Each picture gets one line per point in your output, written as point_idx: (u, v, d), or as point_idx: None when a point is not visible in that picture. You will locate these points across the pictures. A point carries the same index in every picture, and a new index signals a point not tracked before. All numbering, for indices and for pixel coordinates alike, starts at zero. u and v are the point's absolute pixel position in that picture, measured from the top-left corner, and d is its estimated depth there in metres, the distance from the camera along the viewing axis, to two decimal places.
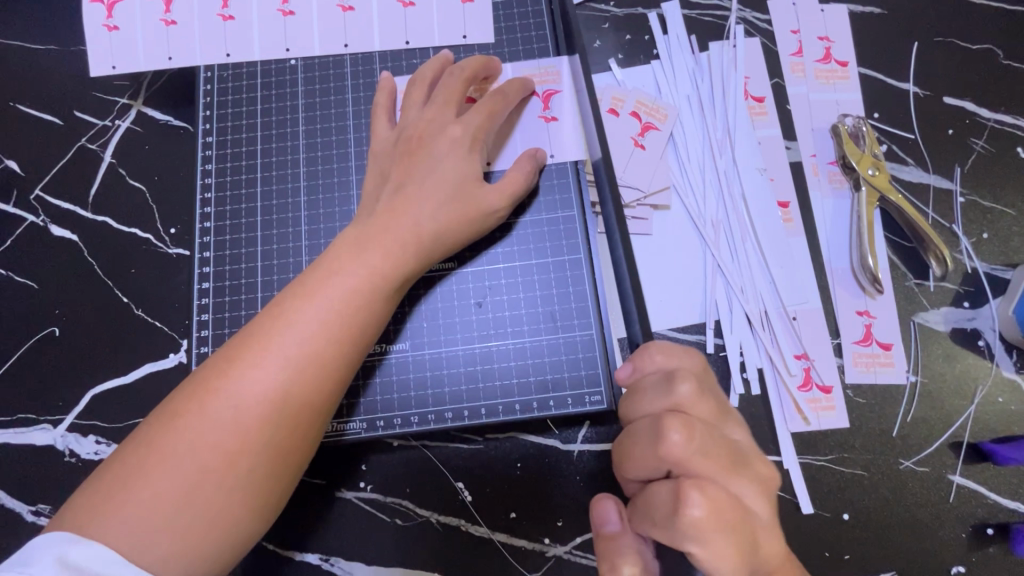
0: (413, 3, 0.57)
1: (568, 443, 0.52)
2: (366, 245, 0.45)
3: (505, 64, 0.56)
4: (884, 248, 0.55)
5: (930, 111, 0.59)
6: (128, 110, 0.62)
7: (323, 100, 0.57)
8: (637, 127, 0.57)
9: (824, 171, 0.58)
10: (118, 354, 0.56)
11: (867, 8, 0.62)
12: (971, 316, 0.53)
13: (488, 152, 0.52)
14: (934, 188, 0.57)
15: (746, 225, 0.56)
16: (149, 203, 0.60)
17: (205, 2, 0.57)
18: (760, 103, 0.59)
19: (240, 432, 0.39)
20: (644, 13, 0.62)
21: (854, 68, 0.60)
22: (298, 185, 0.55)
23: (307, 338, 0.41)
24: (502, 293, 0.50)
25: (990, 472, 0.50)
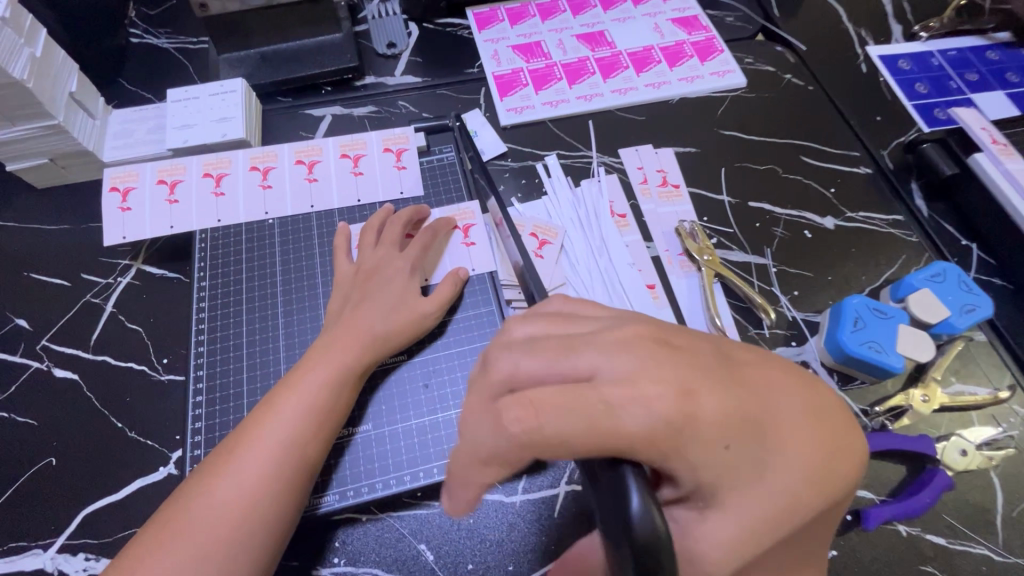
0: (362, 172, 0.78)
1: (510, 495, 0.63)
2: (332, 346, 0.59)
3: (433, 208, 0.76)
4: (728, 310, 0.74)
5: (741, 212, 0.83)
6: (129, 268, 0.77)
7: (294, 246, 0.74)
8: (535, 243, 0.77)
9: (676, 260, 0.78)
10: (110, 474, 0.64)
11: (686, 149, 0.89)
12: (799, 351, 0.71)
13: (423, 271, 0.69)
14: (755, 265, 0.78)
15: (626, 304, 0.74)
16: (145, 340, 0.72)
17: (202, 184, 0.76)
18: (623, 217, 0.81)
19: (239, 504, 0.49)
20: (533, 164, 0.86)
21: (685, 189, 0.85)
22: (276, 311, 0.70)
23: (290, 423, 0.53)
24: (444, 374, 0.64)
25: None
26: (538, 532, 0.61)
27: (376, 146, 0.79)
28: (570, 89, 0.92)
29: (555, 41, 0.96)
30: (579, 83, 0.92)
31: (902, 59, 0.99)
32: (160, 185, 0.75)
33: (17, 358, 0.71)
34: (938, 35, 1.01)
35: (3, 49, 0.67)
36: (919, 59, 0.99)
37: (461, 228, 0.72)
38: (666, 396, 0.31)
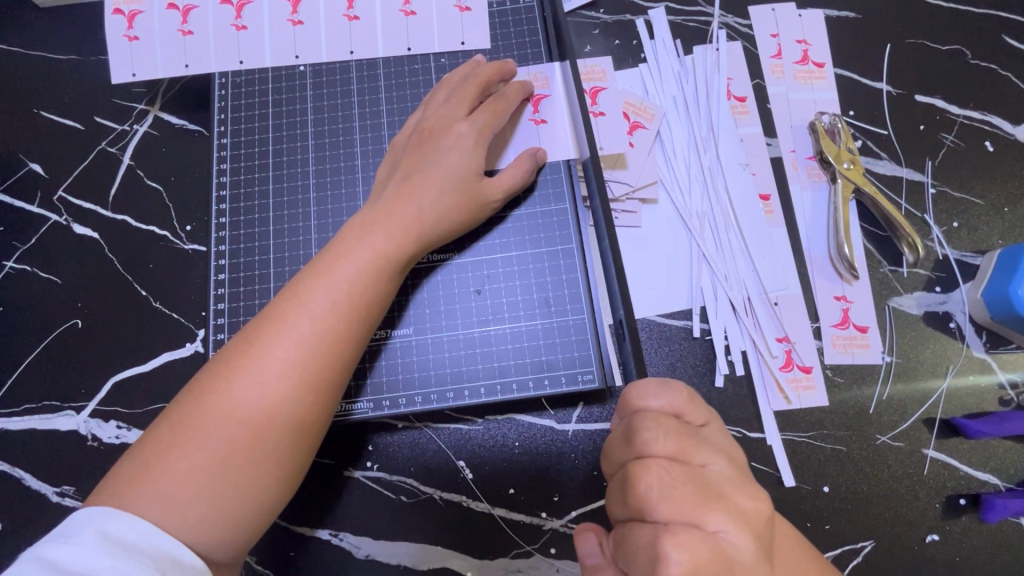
0: (414, 12, 0.60)
1: (562, 423, 0.55)
2: (372, 228, 0.48)
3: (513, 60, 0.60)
4: (861, 238, 0.58)
5: (902, 109, 0.62)
6: (146, 116, 0.66)
7: (330, 103, 0.61)
8: (626, 126, 0.61)
9: (803, 165, 0.61)
10: (138, 344, 0.60)
11: (842, 12, 0.65)
12: (943, 300, 0.56)
13: (495, 151, 0.56)
14: (907, 181, 0.60)
15: (730, 215, 0.59)
16: (166, 202, 0.64)
17: (220, 13, 0.61)
18: (742, 102, 0.63)
19: (263, 405, 0.42)
20: (632, 19, 0.66)
21: (831, 69, 0.64)
22: (308, 183, 0.59)
23: (319, 316, 0.45)
24: (500, 281, 0.54)
25: (962, 445, 0.52)
26: (591, 466, 0.54)
27: None
28: None
29: None
30: None
31: None
32: (171, 10, 0.61)
33: (34, 208, 0.64)
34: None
35: None
36: None
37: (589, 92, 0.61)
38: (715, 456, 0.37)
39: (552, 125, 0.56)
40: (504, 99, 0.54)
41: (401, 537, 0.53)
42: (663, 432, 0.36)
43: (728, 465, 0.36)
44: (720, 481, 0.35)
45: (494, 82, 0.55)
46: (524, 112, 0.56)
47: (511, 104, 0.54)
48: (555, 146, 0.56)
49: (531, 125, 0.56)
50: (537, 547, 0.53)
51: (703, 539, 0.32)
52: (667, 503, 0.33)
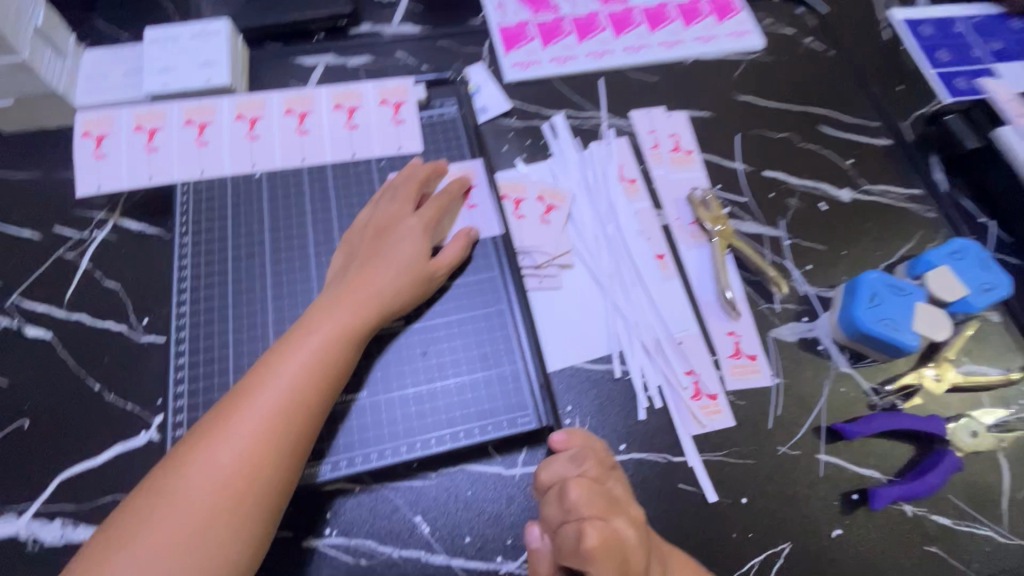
0: (357, 126, 0.72)
1: (509, 467, 0.60)
2: (336, 306, 0.55)
3: (454, 163, 0.72)
4: (740, 283, 0.71)
5: (756, 182, 0.79)
6: (105, 222, 0.71)
7: (284, 203, 0.69)
8: (542, 207, 0.73)
9: (687, 229, 0.75)
10: (88, 439, 0.61)
11: (700, 113, 0.84)
12: (810, 327, 0.69)
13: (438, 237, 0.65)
14: (768, 236, 0.75)
15: (634, 273, 0.71)
16: (123, 299, 0.68)
17: (185, 133, 0.70)
18: (633, 183, 0.77)
19: (240, 468, 0.46)
20: (539, 124, 0.81)
21: (698, 155, 0.80)
22: (265, 271, 0.66)
23: (291, 384, 0.50)
24: (442, 342, 0.61)
25: (845, 447, 0.62)
26: None
27: (371, 97, 0.73)
28: (579, 44, 0.87)
29: None
30: (590, 39, 0.87)
31: (924, 26, 0.96)
32: (137, 132, 0.70)
33: None
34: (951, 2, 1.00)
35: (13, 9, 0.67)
36: (942, 26, 0.96)
37: (513, 201, 0.73)
38: (622, 492, 0.47)
39: (480, 210, 0.68)
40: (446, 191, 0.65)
41: None
42: (589, 461, 0.48)
43: (622, 488, 0.48)
44: (620, 497, 0.47)
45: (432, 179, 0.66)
46: None
47: (452, 200, 0.66)
48: (483, 226, 0.67)
49: (465, 210, 0.68)
50: None
51: (609, 528, 0.42)
52: (586, 504, 0.44)
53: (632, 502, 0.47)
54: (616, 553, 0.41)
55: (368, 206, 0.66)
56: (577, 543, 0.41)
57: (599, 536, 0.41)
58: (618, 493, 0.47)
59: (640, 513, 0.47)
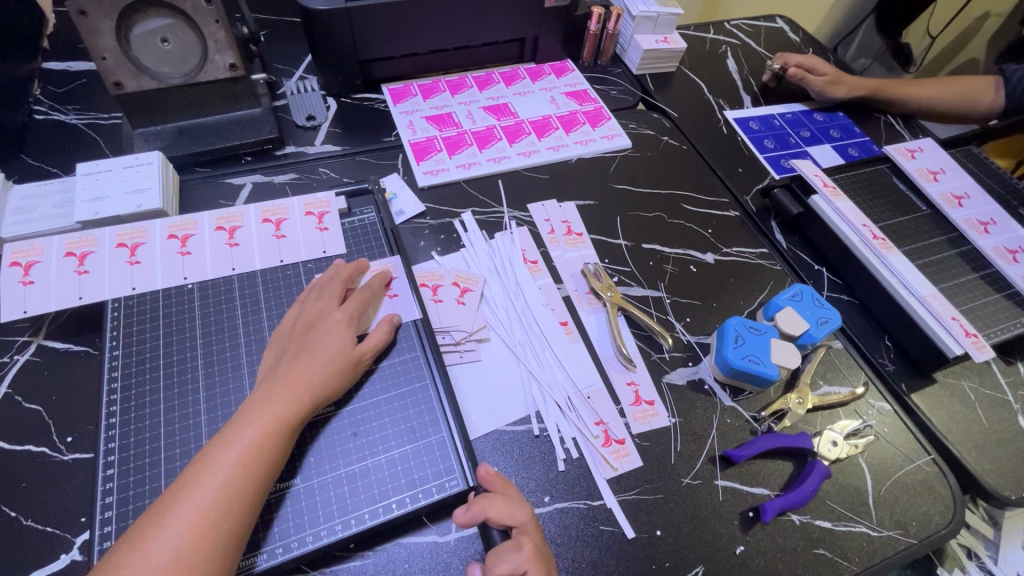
0: (285, 236, 0.81)
1: (443, 534, 0.63)
2: (267, 399, 0.60)
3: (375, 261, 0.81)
4: (633, 340, 0.83)
5: (637, 254, 0.94)
6: (28, 346, 0.73)
7: (216, 308, 0.75)
8: (457, 292, 0.83)
9: (584, 298, 0.87)
10: (1, 570, 0.58)
11: (586, 202, 1.00)
12: (695, 370, 0.81)
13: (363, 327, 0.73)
14: (652, 297, 0.89)
15: (543, 340, 0.81)
16: (46, 420, 0.68)
17: (117, 255, 0.76)
18: (535, 263, 0.90)
19: (177, 564, 0.48)
20: (450, 221, 0.93)
21: (587, 236, 0.95)
22: (197, 374, 0.69)
23: (227, 476, 0.53)
24: (372, 421, 0.66)
25: (737, 471, 0.72)
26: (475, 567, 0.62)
27: (298, 210, 0.83)
28: (480, 153, 1.02)
29: (465, 113, 1.09)
30: (489, 147, 1.03)
31: (752, 122, 1.21)
32: (69, 257, 0.74)
33: None
34: (768, 103, 1.27)
35: None
36: (765, 121, 1.21)
37: (431, 289, 0.82)
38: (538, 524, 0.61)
39: (401, 298, 0.77)
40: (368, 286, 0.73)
41: None
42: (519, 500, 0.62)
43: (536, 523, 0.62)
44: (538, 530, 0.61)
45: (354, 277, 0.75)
46: None
47: (374, 293, 0.74)
48: (404, 312, 0.76)
49: (387, 300, 0.76)
50: None
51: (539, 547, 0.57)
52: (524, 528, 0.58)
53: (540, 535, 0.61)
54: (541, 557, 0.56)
55: (295, 303, 0.73)
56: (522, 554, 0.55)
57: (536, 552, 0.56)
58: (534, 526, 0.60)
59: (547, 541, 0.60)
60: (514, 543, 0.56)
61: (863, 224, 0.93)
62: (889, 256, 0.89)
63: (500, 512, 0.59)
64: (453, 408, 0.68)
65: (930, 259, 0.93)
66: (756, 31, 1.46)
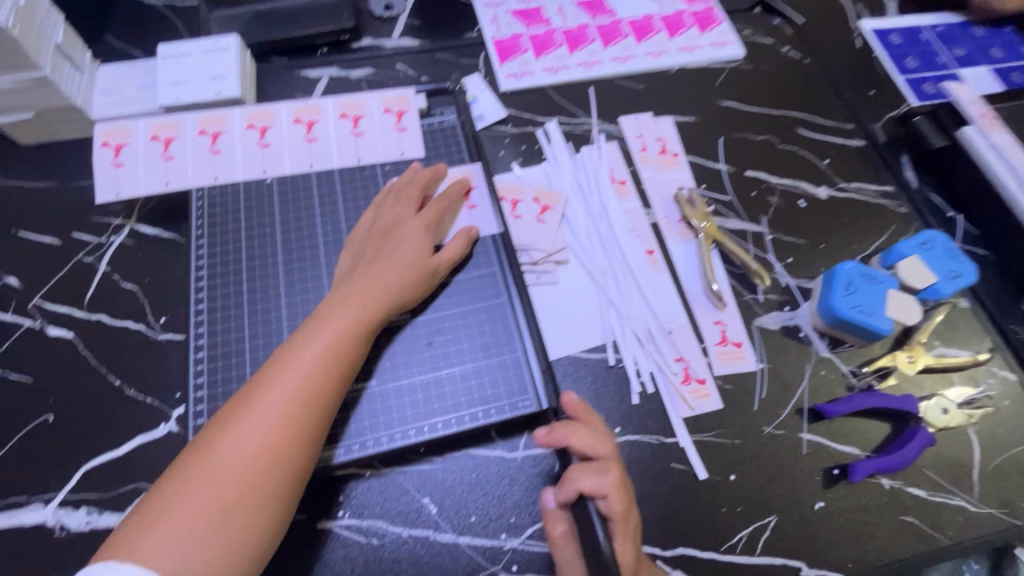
0: (362, 134, 0.77)
1: (510, 451, 0.63)
2: (346, 301, 0.59)
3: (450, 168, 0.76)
4: (725, 276, 0.75)
5: (739, 182, 0.84)
6: (122, 228, 0.75)
7: (295, 205, 0.73)
8: (537, 208, 0.78)
9: (674, 226, 0.79)
10: (110, 431, 0.64)
11: (685, 118, 0.89)
12: (792, 316, 0.73)
13: (439, 237, 0.69)
14: (751, 232, 0.80)
15: (626, 268, 0.75)
16: (141, 300, 0.71)
17: (199, 144, 0.74)
18: (623, 184, 0.82)
19: (262, 450, 0.49)
20: (533, 131, 0.86)
21: (684, 157, 0.85)
22: (277, 270, 0.70)
23: (308, 372, 0.53)
24: (447, 333, 0.65)
25: (826, 426, 0.66)
26: (540, 485, 0.62)
27: (375, 107, 0.78)
28: (570, 55, 0.92)
29: (556, 7, 0.97)
30: (580, 50, 0.92)
31: (894, 34, 1.01)
32: (154, 141, 0.74)
33: (10, 316, 0.69)
34: (918, 11, 1.05)
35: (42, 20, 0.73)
36: (910, 35, 1.01)
37: (511, 203, 0.77)
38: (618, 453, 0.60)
39: (479, 210, 0.72)
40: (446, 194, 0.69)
41: None
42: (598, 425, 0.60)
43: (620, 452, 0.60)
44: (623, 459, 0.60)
45: (431, 185, 0.70)
46: None
47: (451, 203, 0.70)
48: (483, 225, 0.72)
49: (465, 210, 0.72)
50: (500, 567, 0.59)
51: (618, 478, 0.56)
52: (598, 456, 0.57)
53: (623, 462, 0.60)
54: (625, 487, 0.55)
55: (371, 207, 0.70)
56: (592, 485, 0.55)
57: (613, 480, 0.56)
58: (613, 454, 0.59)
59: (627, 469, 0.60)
60: (599, 470, 0.56)
61: None
62: None
63: (581, 440, 0.57)
64: (532, 332, 0.65)
65: None
66: None
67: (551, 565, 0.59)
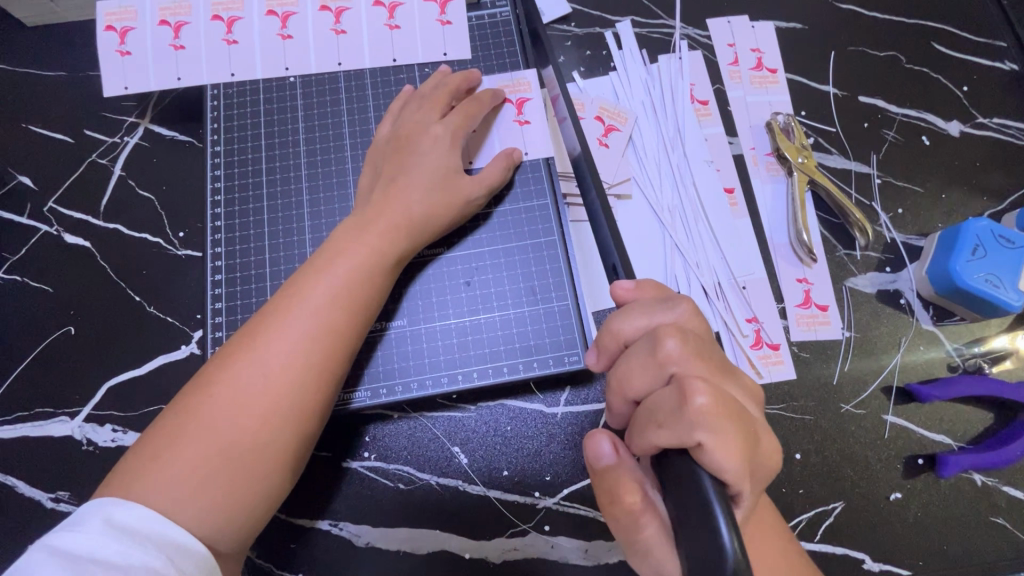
0: (398, 26, 0.64)
1: (550, 406, 0.58)
2: (364, 228, 0.51)
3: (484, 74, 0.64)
4: (818, 226, 0.63)
5: (848, 109, 0.69)
6: (136, 128, 0.68)
7: (321, 112, 0.64)
8: (600, 129, 0.65)
9: (762, 161, 0.66)
10: (133, 349, 0.61)
11: (791, 24, 0.72)
12: (893, 279, 0.62)
13: (468, 152, 0.59)
14: (855, 173, 0.66)
15: (698, 209, 0.64)
16: (159, 211, 0.65)
17: (212, 29, 0.64)
18: (705, 105, 0.68)
19: (268, 392, 0.45)
20: (601, 32, 0.71)
21: (783, 75, 0.70)
22: (300, 186, 0.61)
23: (320, 310, 0.48)
24: (488, 272, 0.57)
25: (916, 409, 0.57)
26: (580, 445, 0.57)
27: None
28: None
29: None
30: None
31: None
32: (162, 26, 0.64)
33: (25, 220, 0.65)
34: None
35: None
36: None
37: None
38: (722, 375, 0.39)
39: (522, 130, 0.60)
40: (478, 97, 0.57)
41: (400, 523, 0.55)
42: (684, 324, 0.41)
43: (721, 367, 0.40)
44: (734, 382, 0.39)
45: (460, 90, 0.59)
46: (509, 113, 0.60)
47: (484, 107, 0.58)
48: (535, 145, 0.60)
49: (515, 125, 0.60)
50: (531, 526, 0.55)
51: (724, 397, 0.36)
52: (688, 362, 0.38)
53: (728, 379, 0.39)
54: (730, 414, 0.35)
55: (393, 109, 0.60)
56: (682, 402, 0.35)
57: (712, 396, 0.35)
58: (708, 370, 0.38)
59: (736, 390, 0.39)
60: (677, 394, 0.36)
61: None
62: None
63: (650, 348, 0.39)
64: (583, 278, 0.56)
65: None
66: None
67: (586, 528, 0.55)
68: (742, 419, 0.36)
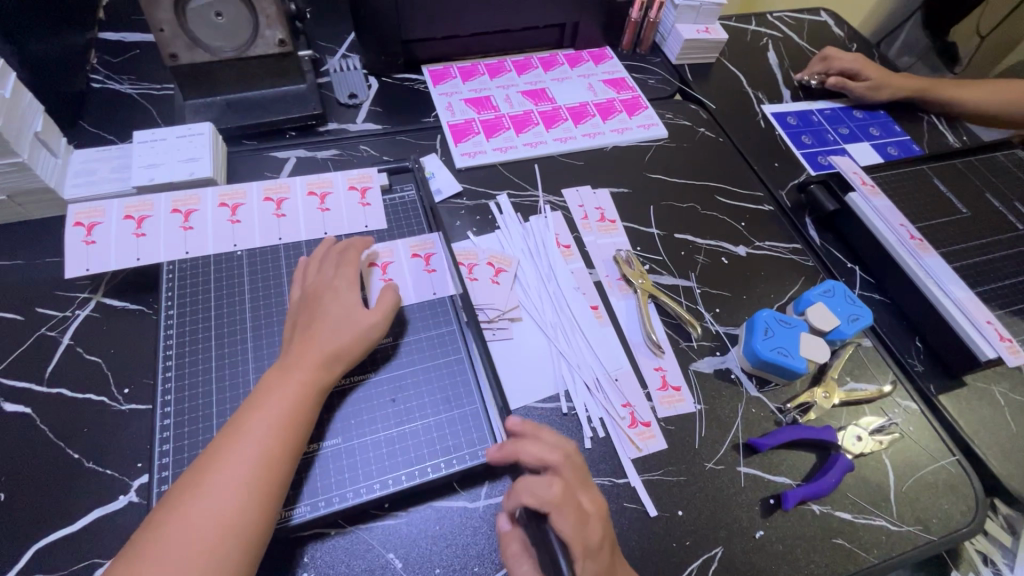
0: (328, 209, 0.84)
1: (472, 501, 0.66)
2: (290, 367, 0.63)
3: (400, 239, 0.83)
4: (662, 327, 0.84)
5: (669, 243, 0.95)
6: (88, 302, 0.77)
7: (263, 275, 0.78)
8: (491, 271, 0.85)
9: (615, 284, 0.88)
10: (67, 507, 0.63)
11: (619, 189, 1.01)
12: (723, 360, 0.82)
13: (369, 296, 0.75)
14: (682, 287, 0.90)
15: (574, 322, 0.82)
16: (105, 372, 0.72)
17: (172, 221, 0.79)
18: (568, 248, 0.91)
19: (220, 519, 0.52)
20: (486, 202, 0.95)
21: (620, 223, 0.96)
22: (245, 336, 0.73)
23: (257, 442, 0.57)
24: (409, 389, 0.69)
25: (759, 459, 0.73)
26: (501, 533, 0.65)
27: (341, 184, 0.86)
28: (517, 137, 1.03)
29: (503, 96, 1.10)
30: (525, 132, 1.04)
31: (789, 117, 1.19)
32: (127, 220, 0.78)
33: None
34: (806, 98, 1.25)
35: (24, 112, 0.77)
36: (804, 117, 1.19)
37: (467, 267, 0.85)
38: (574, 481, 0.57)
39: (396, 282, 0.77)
40: (371, 254, 0.76)
41: None
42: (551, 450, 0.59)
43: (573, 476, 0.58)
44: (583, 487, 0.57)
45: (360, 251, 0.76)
46: (420, 265, 0.79)
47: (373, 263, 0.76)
48: (443, 287, 0.78)
49: (425, 273, 0.79)
50: None
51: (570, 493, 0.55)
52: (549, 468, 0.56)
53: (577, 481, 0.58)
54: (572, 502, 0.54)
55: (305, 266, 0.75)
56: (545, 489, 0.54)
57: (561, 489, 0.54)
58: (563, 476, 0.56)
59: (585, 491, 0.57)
60: (547, 480, 0.55)
61: (900, 224, 0.92)
62: (926, 257, 0.89)
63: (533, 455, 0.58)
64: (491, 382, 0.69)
65: (969, 262, 0.92)
66: (799, 25, 1.43)
67: None
68: (579, 511, 0.54)
